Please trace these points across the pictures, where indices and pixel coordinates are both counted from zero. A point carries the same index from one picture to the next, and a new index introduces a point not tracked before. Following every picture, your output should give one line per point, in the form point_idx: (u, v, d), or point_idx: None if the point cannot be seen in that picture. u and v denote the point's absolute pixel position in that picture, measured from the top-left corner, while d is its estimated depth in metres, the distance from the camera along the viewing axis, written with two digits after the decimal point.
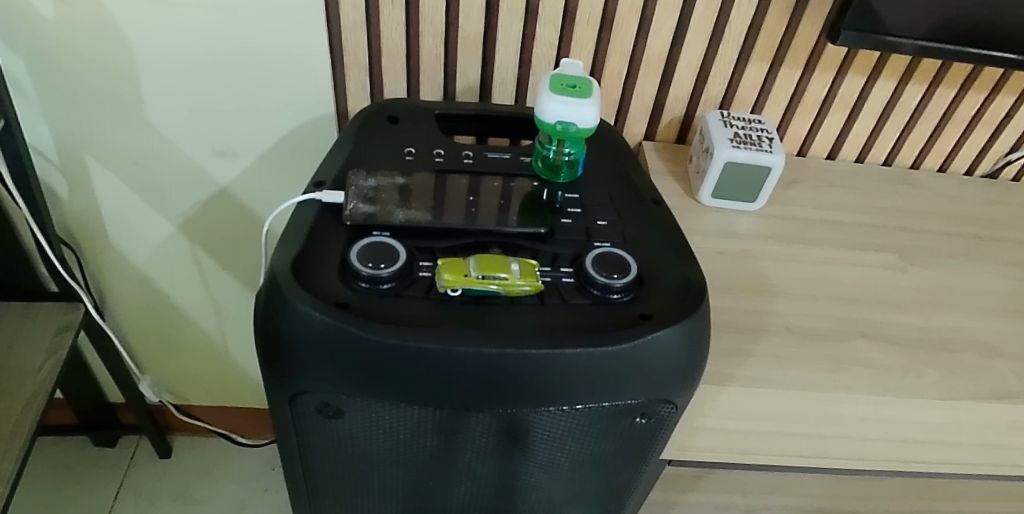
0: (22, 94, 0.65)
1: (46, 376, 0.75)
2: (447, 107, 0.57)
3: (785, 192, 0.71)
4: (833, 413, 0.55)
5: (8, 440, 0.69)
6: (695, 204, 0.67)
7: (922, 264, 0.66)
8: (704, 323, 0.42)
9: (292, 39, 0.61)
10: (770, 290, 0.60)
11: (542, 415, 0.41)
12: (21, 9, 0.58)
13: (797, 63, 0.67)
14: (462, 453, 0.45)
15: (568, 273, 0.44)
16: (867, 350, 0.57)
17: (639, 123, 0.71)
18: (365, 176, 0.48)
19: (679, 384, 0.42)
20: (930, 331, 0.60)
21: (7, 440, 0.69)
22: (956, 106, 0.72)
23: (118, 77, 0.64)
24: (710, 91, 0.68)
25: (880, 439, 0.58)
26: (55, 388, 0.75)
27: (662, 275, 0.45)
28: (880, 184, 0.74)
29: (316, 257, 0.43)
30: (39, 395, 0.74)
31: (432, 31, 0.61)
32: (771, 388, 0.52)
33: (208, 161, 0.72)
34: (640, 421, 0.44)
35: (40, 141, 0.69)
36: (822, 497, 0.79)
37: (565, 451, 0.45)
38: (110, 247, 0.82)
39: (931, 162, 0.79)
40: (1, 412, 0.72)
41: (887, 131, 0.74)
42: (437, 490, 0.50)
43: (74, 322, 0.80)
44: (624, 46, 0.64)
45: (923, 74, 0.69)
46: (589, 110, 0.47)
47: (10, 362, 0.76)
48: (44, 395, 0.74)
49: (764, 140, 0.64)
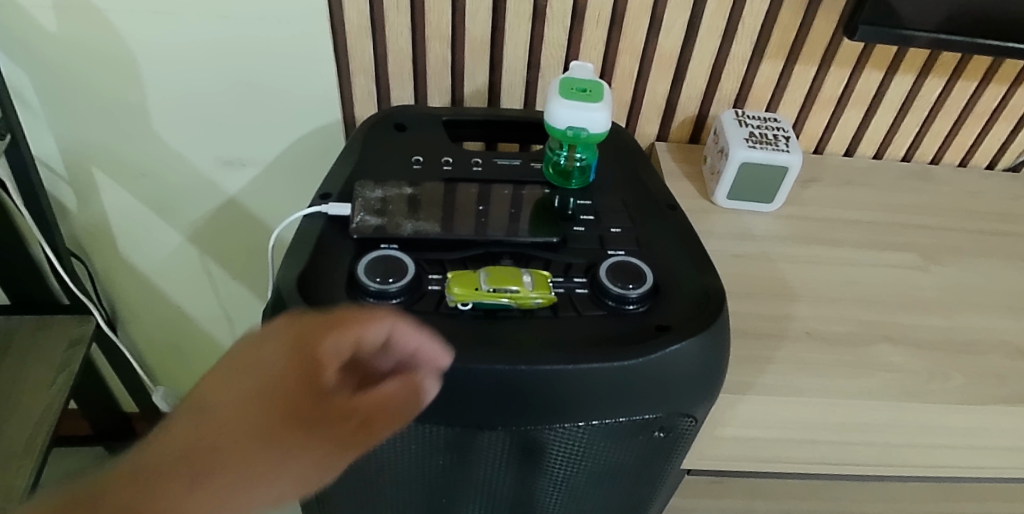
0: (27, 108, 0.65)
1: (58, 390, 0.75)
2: (455, 113, 0.56)
3: (802, 191, 0.69)
4: (857, 419, 0.53)
5: (23, 453, 0.71)
6: (710, 206, 0.66)
7: (946, 263, 0.64)
8: (723, 334, 0.41)
9: (297, 46, 0.60)
10: (788, 293, 0.59)
11: (556, 432, 0.40)
12: (24, 22, 0.57)
13: (812, 59, 0.65)
14: (475, 470, 0.43)
15: (581, 283, 0.43)
16: (890, 354, 0.55)
17: (651, 123, 0.70)
18: (372, 187, 0.47)
19: (697, 399, 0.41)
20: (954, 333, 0.58)
21: (21, 453, 0.71)
22: (977, 99, 0.70)
23: (122, 88, 0.63)
24: (723, 89, 0.67)
25: (905, 445, 0.56)
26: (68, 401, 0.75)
27: (679, 284, 0.44)
28: (900, 180, 0.73)
29: (324, 272, 0.42)
30: (52, 408, 0.74)
31: (439, 34, 0.60)
32: (792, 395, 0.51)
33: (215, 170, 0.72)
34: (658, 436, 0.43)
35: (47, 153, 0.69)
36: (845, 501, 0.78)
37: (581, 467, 0.44)
38: (119, 258, 0.82)
39: (952, 157, 0.77)
40: (16, 424, 0.73)
41: (906, 126, 0.72)
42: (450, 507, 0.49)
43: (86, 335, 0.80)
44: (635, 46, 0.62)
45: (943, 67, 0.67)
46: (599, 114, 0.46)
47: (24, 375, 0.76)
48: (57, 408, 0.74)
49: (781, 139, 0.63)
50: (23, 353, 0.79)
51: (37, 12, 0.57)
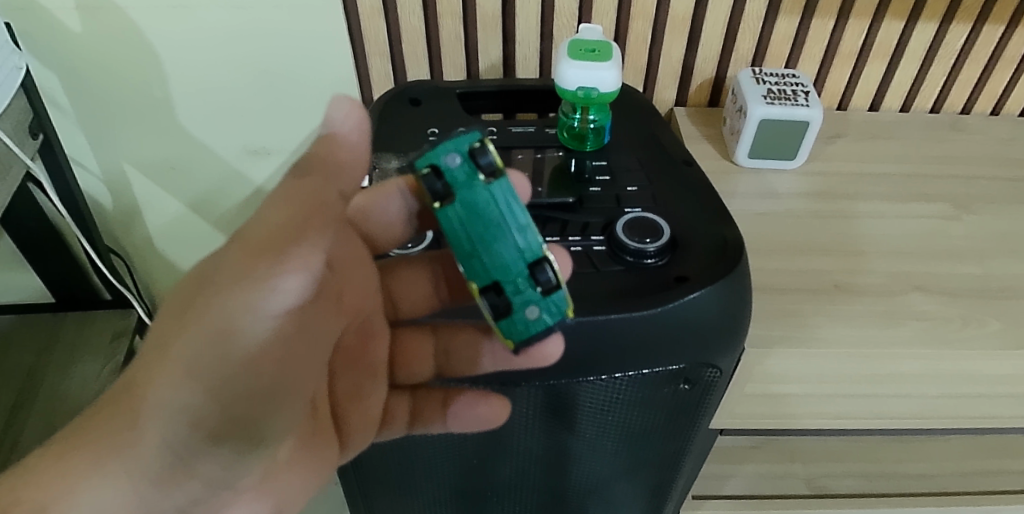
0: (58, 109, 0.68)
1: (98, 365, 0.83)
2: (469, 86, 0.57)
3: (827, 147, 0.68)
4: (888, 370, 0.52)
5: (72, 356, 0.84)
6: (732, 166, 0.65)
7: (978, 211, 0.63)
8: (745, 280, 0.41)
9: (312, 28, 0.61)
10: (819, 248, 0.58)
11: (582, 386, 0.40)
12: (50, 24, 0.60)
13: (830, 11, 0.64)
14: (507, 427, 0.45)
15: (599, 241, 0.43)
16: (922, 303, 0.54)
17: (669, 89, 0.69)
18: (390, 157, 0.50)
19: (722, 347, 0.40)
20: (990, 280, 0.57)
21: (72, 356, 0.84)
22: (1006, 42, 0.68)
23: (148, 84, 0.65)
24: (740, 49, 0.66)
25: (937, 395, 0.55)
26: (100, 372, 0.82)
27: (696, 238, 0.44)
28: (928, 132, 0.71)
29: (453, 349, 0.39)
30: (79, 353, 0.84)
31: (450, 11, 0.60)
32: (823, 347, 0.50)
33: (244, 161, 0.74)
34: (685, 388, 0.43)
35: (82, 154, 0.73)
36: (890, 462, 0.76)
37: (611, 422, 0.45)
38: (156, 253, 0.86)
39: (983, 105, 0.74)
40: (61, 360, 0.84)
41: (933, 76, 0.70)
42: (483, 467, 0.50)
43: (128, 328, 0.86)
44: (647, 9, 0.62)
45: (967, 11, 0.65)
46: (609, 73, 0.47)
47: (82, 345, 0.85)
48: (78, 367, 0.82)
49: (800, 94, 0.62)
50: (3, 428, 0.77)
51: (61, 14, 0.59)
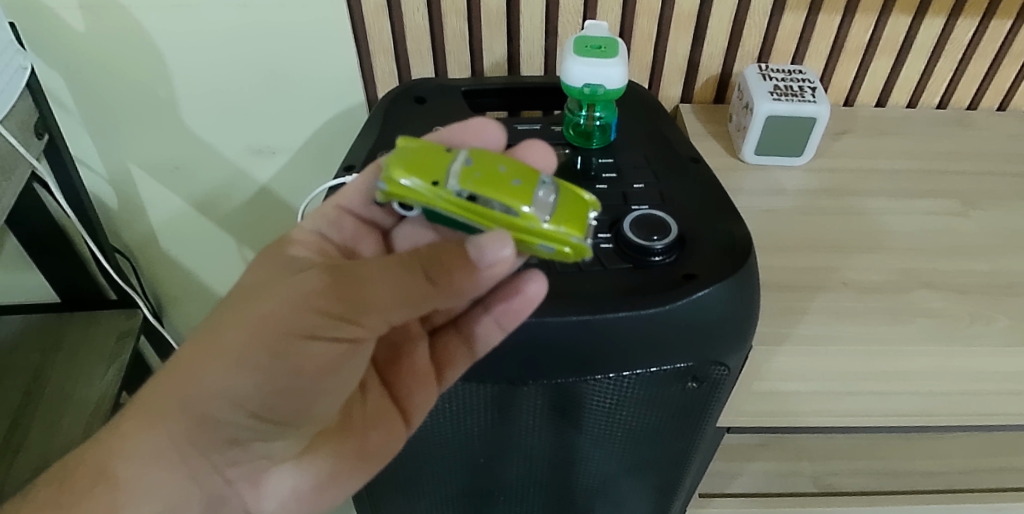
0: (63, 110, 0.68)
1: (103, 366, 0.83)
2: (475, 83, 0.56)
3: (833, 144, 0.68)
4: (897, 368, 0.51)
5: (77, 358, 0.84)
6: (738, 163, 0.65)
7: (986, 207, 0.62)
8: (753, 277, 0.41)
9: (316, 27, 0.61)
10: (825, 245, 0.58)
11: (589, 385, 0.40)
12: (55, 24, 0.60)
13: (836, 7, 0.63)
14: (515, 426, 0.45)
15: (606, 239, 0.43)
16: (929, 299, 0.54)
17: (674, 85, 0.69)
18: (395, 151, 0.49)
19: (730, 345, 0.40)
20: (999, 276, 0.56)
21: (78, 358, 0.84)
22: (1014, 37, 0.67)
23: (153, 84, 0.65)
24: (746, 45, 0.66)
25: (949, 392, 0.53)
26: (105, 371, 0.82)
27: (704, 236, 0.43)
28: (936, 128, 0.70)
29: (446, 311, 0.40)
30: (84, 355, 0.84)
31: (455, 8, 0.60)
32: (830, 345, 0.50)
33: (248, 160, 0.74)
34: (692, 386, 0.43)
35: (87, 155, 0.73)
36: (898, 460, 0.75)
37: (619, 421, 0.45)
38: (161, 253, 0.86)
39: (989, 100, 0.74)
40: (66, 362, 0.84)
41: (940, 71, 0.70)
42: (491, 467, 0.50)
43: (134, 327, 0.86)
44: (652, 6, 0.62)
45: (975, 5, 0.64)
46: (616, 70, 0.46)
47: (87, 347, 0.85)
48: (83, 370, 0.82)
49: (806, 90, 0.62)
50: (6, 437, 0.76)
51: (64, 14, 0.59)
